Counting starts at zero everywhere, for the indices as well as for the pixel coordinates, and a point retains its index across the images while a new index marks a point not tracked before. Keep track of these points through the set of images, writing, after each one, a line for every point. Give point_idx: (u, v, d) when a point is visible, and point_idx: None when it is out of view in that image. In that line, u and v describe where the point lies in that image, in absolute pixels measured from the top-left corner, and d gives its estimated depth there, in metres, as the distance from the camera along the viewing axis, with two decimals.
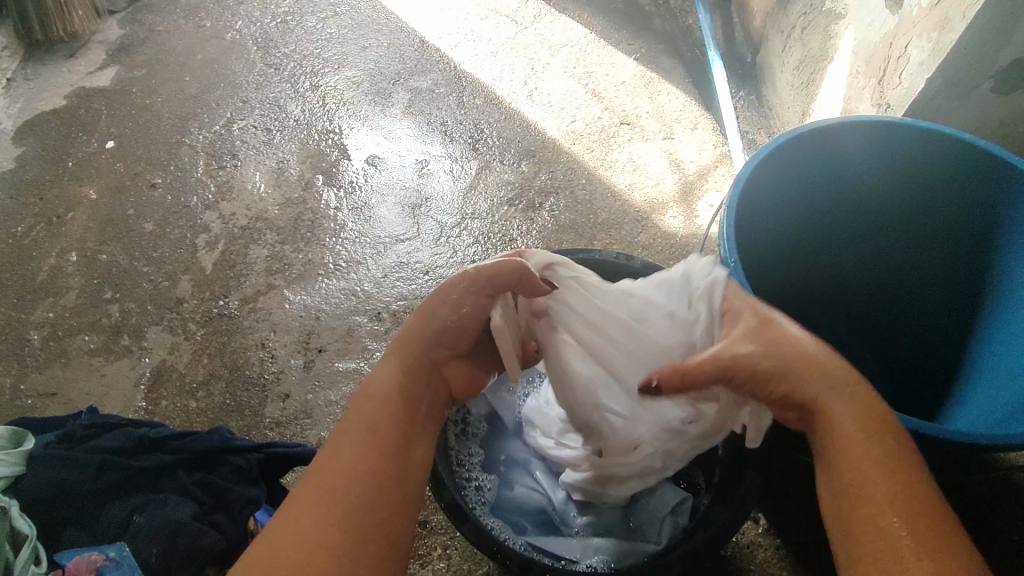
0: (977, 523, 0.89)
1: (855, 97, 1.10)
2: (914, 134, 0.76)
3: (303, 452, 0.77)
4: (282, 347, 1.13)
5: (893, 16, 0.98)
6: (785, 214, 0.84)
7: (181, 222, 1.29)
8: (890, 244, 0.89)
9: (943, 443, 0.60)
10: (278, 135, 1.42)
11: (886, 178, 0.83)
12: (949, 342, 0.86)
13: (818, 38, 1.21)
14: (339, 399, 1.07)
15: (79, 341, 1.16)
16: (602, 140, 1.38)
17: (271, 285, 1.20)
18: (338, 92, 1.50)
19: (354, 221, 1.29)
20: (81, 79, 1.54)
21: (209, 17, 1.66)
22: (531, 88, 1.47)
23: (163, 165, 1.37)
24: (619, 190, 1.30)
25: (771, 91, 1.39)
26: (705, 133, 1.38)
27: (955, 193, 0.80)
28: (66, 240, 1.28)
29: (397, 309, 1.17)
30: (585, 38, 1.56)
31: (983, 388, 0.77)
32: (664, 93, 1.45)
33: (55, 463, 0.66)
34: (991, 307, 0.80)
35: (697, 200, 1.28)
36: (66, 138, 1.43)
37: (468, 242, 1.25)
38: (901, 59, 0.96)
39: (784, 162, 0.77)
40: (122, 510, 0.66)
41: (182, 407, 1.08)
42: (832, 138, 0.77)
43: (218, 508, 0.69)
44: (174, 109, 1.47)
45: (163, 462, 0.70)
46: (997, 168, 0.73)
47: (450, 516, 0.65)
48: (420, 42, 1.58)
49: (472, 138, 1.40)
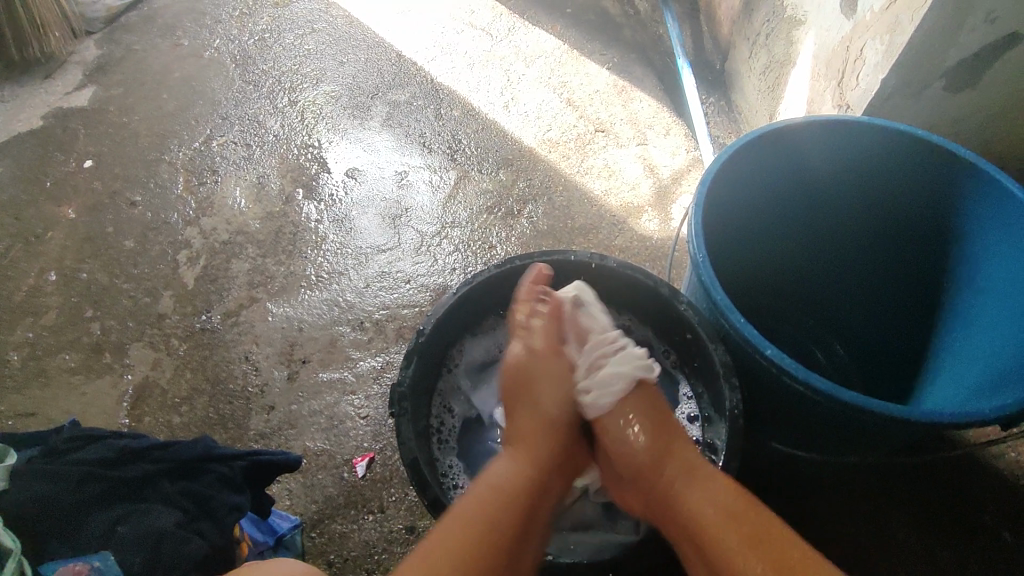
0: (948, 505, 0.91)
1: (817, 100, 1.14)
2: (869, 132, 0.79)
3: (287, 460, 0.78)
4: (265, 359, 1.14)
5: (849, 21, 1.02)
6: (750, 212, 0.86)
7: (161, 238, 1.30)
8: (856, 240, 0.92)
9: (906, 424, 0.62)
10: (257, 150, 1.44)
11: (846, 175, 0.86)
12: (917, 332, 0.89)
13: (782, 43, 1.25)
14: (324, 409, 1.08)
15: (60, 359, 1.15)
16: (578, 147, 1.41)
17: (253, 298, 1.21)
18: (317, 107, 1.51)
19: (335, 233, 1.30)
20: (57, 99, 1.54)
21: (186, 36, 1.67)
22: (507, 99, 1.50)
23: (142, 182, 1.38)
24: (596, 196, 1.33)
25: (740, 96, 1.43)
26: (678, 138, 1.41)
27: (912, 184, 0.83)
28: (44, 259, 1.27)
29: (379, 319, 1.18)
30: (559, 49, 1.60)
31: (948, 373, 0.80)
32: (637, 100, 1.49)
33: (36, 477, 0.67)
34: (954, 297, 0.83)
35: (672, 204, 1.31)
36: (43, 158, 1.43)
37: (448, 251, 1.27)
38: (858, 61, 1.00)
39: (747, 160, 0.80)
40: (103, 522, 0.67)
41: (166, 421, 1.08)
42: (793, 137, 0.80)
43: (202, 515, 0.70)
44: (152, 127, 1.48)
45: (144, 472, 0.70)
46: (948, 160, 0.77)
47: (433, 515, 0.67)
48: (397, 56, 1.60)
49: (451, 149, 1.42)
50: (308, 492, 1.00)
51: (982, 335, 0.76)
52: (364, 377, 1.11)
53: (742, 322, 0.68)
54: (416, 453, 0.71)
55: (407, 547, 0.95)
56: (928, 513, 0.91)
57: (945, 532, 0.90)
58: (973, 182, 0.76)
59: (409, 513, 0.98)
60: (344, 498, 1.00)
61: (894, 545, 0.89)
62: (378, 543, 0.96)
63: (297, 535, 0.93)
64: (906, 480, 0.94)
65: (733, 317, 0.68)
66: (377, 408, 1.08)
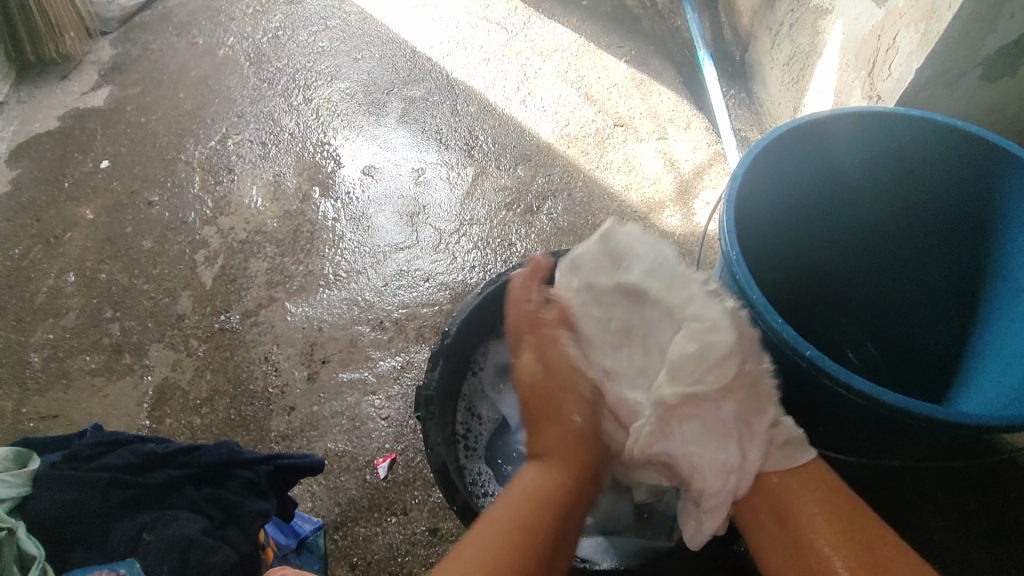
0: (984, 507, 0.90)
1: (845, 91, 1.11)
2: (903, 123, 0.77)
3: (311, 464, 0.77)
4: (285, 360, 1.13)
5: (880, 9, 0.99)
6: (781, 208, 0.84)
7: (180, 238, 1.29)
8: (889, 235, 0.89)
9: (953, 427, 0.60)
10: (273, 148, 1.43)
11: (879, 169, 0.83)
12: (955, 331, 0.86)
13: (807, 33, 1.22)
14: (345, 409, 1.07)
15: (81, 361, 1.15)
16: (597, 142, 1.38)
17: (272, 298, 1.20)
18: (332, 104, 1.50)
19: (353, 232, 1.29)
20: (74, 99, 1.54)
21: (200, 35, 1.66)
22: (524, 94, 1.48)
23: (159, 182, 1.37)
24: (616, 192, 1.30)
25: (762, 88, 1.40)
26: (699, 132, 1.39)
27: (947, 176, 0.80)
28: (63, 260, 1.27)
29: (399, 318, 1.17)
30: (576, 42, 1.57)
31: (987, 373, 0.77)
32: (656, 94, 1.46)
33: (62, 483, 0.66)
34: (994, 294, 0.80)
35: (694, 199, 1.29)
36: (61, 159, 1.42)
37: (467, 248, 1.25)
38: (890, 51, 0.97)
39: (779, 154, 0.77)
40: (130, 529, 0.66)
41: (187, 423, 1.07)
42: (825, 131, 0.78)
43: (229, 522, 0.69)
44: (169, 126, 1.47)
45: (171, 479, 0.70)
46: (988, 152, 0.74)
47: (464, 522, 0.66)
48: (411, 52, 1.59)
49: (468, 145, 1.40)
50: (330, 494, 1.00)
51: (1022, 331, 0.74)
52: (384, 377, 1.10)
53: (779, 322, 0.65)
54: (443, 459, 0.70)
55: (431, 549, 0.94)
56: (963, 515, 0.89)
57: (984, 537, 0.88)
58: (1016, 175, 0.73)
59: (433, 515, 0.97)
60: (366, 500, 0.99)
61: (930, 549, 0.88)
62: (401, 545, 0.95)
63: (320, 538, 0.92)
64: (940, 482, 0.92)
65: (768, 317, 0.65)
66: (399, 408, 1.07)
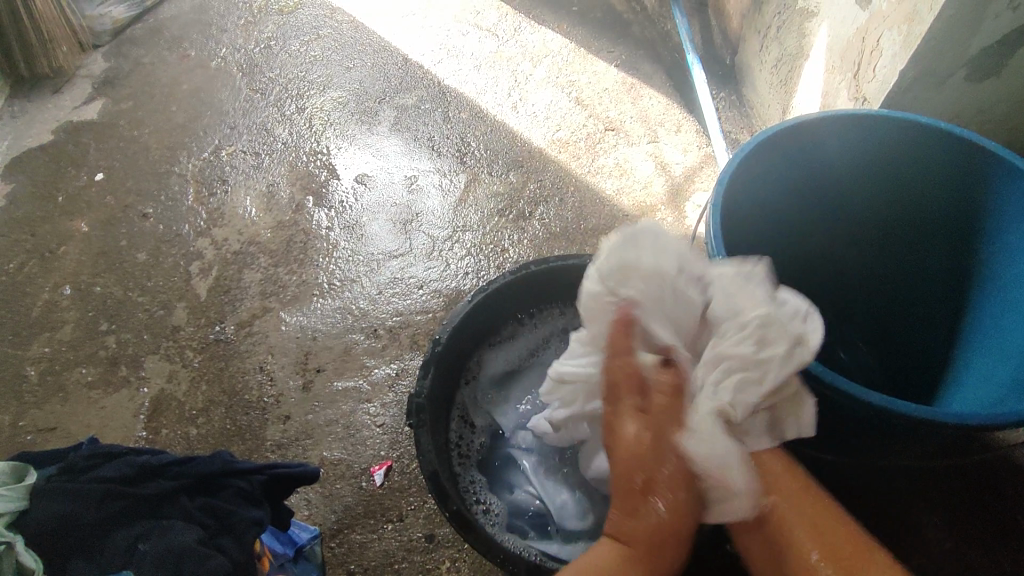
0: (977, 504, 0.90)
1: (833, 92, 1.12)
2: (888, 125, 0.77)
3: (306, 471, 0.78)
4: (280, 369, 1.14)
5: (864, 11, 1.00)
6: (770, 210, 0.85)
7: (174, 250, 1.30)
8: (879, 234, 0.90)
9: (937, 425, 0.61)
10: (267, 158, 1.43)
11: (867, 170, 0.84)
12: (944, 329, 0.87)
13: (794, 36, 1.23)
14: (340, 417, 1.08)
15: (77, 373, 1.16)
16: (588, 147, 1.39)
17: (266, 308, 1.21)
18: (325, 113, 1.51)
19: (347, 240, 1.29)
20: (67, 114, 1.55)
21: (192, 47, 1.67)
22: (515, 100, 1.49)
23: (154, 195, 1.38)
24: (607, 195, 1.31)
25: (751, 90, 1.41)
26: (689, 135, 1.39)
27: (932, 176, 0.81)
28: (59, 274, 1.28)
29: (392, 326, 1.17)
30: (566, 48, 1.58)
31: (977, 370, 0.77)
32: (646, 98, 1.47)
33: (59, 494, 0.67)
34: (983, 291, 0.80)
35: (685, 201, 1.30)
36: (55, 173, 1.43)
37: (460, 255, 1.26)
38: (875, 52, 0.98)
39: (766, 157, 0.78)
40: (126, 539, 0.67)
41: (183, 434, 1.08)
42: (812, 134, 0.78)
43: (223, 531, 0.70)
44: (162, 139, 1.48)
45: (166, 489, 0.71)
46: (974, 153, 0.75)
47: (457, 530, 0.66)
48: (403, 60, 1.60)
49: (460, 152, 1.41)
50: (327, 501, 1.00)
51: (1012, 329, 0.74)
52: (379, 385, 1.11)
53: None
54: (436, 467, 0.70)
55: (428, 556, 0.95)
56: (956, 513, 0.90)
57: (977, 534, 0.88)
58: (1000, 174, 0.74)
59: (429, 522, 0.97)
60: (363, 508, 0.99)
61: (923, 546, 0.88)
62: (398, 552, 0.95)
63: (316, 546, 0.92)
64: (934, 480, 0.93)
65: None
66: (394, 415, 1.08)
